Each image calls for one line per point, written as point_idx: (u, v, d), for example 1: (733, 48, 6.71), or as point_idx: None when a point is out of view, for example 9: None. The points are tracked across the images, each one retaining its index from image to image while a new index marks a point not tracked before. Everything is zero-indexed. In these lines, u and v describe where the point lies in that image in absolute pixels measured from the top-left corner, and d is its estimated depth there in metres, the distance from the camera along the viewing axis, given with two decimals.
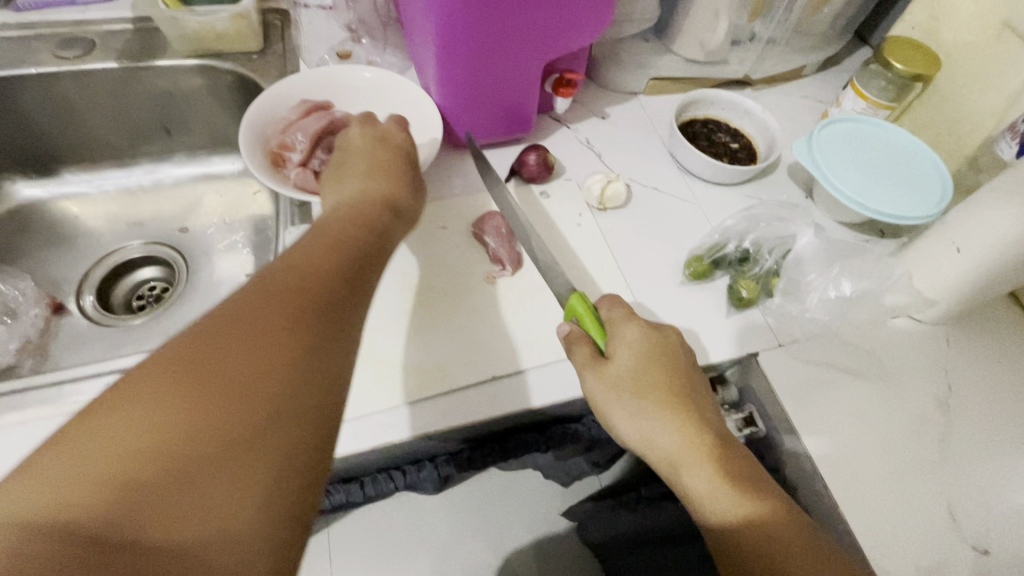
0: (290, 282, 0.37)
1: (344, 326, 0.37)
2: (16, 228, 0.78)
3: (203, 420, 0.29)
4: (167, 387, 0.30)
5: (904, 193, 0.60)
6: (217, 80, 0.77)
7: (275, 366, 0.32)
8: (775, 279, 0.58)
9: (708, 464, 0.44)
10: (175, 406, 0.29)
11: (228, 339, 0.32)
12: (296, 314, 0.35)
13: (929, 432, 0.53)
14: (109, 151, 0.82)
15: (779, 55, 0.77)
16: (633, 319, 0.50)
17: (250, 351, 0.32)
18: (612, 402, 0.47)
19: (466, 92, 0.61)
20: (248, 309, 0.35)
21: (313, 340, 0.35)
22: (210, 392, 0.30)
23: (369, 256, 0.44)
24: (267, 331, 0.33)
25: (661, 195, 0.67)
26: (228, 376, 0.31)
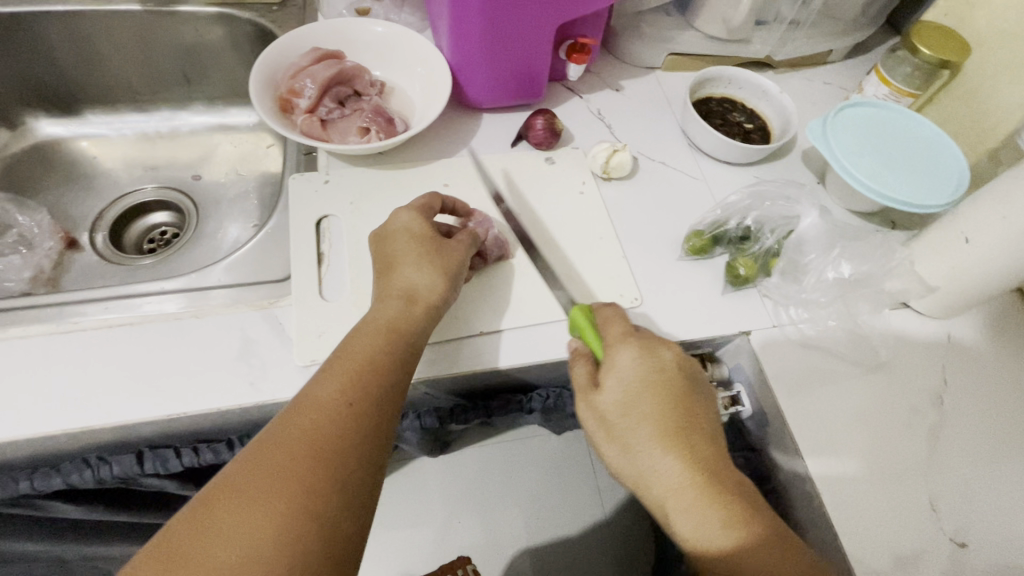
0: (330, 390, 0.41)
1: (377, 412, 0.42)
2: (38, 163, 0.81)
3: (262, 530, 0.35)
4: (261, 477, 0.37)
5: (919, 181, 0.58)
6: (237, 30, 0.78)
7: (324, 452, 0.38)
8: (774, 259, 0.57)
9: (708, 494, 0.42)
10: (232, 525, 0.35)
11: (277, 456, 0.38)
12: (337, 422, 0.40)
13: (918, 424, 0.52)
14: (131, 95, 0.84)
15: (804, 37, 0.75)
16: (665, 347, 0.49)
17: (297, 462, 0.37)
18: (604, 436, 0.47)
19: (478, 50, 0.60)
20: (296, 424, 0.39)
21: (352, 444, 0.39)
22: (265, 507, 0.35)
23: (411, 346, 0.46)
24: (308, 444, 0.38)
25: (670, 170, 0.66)
26: (299, 457, 0.38)
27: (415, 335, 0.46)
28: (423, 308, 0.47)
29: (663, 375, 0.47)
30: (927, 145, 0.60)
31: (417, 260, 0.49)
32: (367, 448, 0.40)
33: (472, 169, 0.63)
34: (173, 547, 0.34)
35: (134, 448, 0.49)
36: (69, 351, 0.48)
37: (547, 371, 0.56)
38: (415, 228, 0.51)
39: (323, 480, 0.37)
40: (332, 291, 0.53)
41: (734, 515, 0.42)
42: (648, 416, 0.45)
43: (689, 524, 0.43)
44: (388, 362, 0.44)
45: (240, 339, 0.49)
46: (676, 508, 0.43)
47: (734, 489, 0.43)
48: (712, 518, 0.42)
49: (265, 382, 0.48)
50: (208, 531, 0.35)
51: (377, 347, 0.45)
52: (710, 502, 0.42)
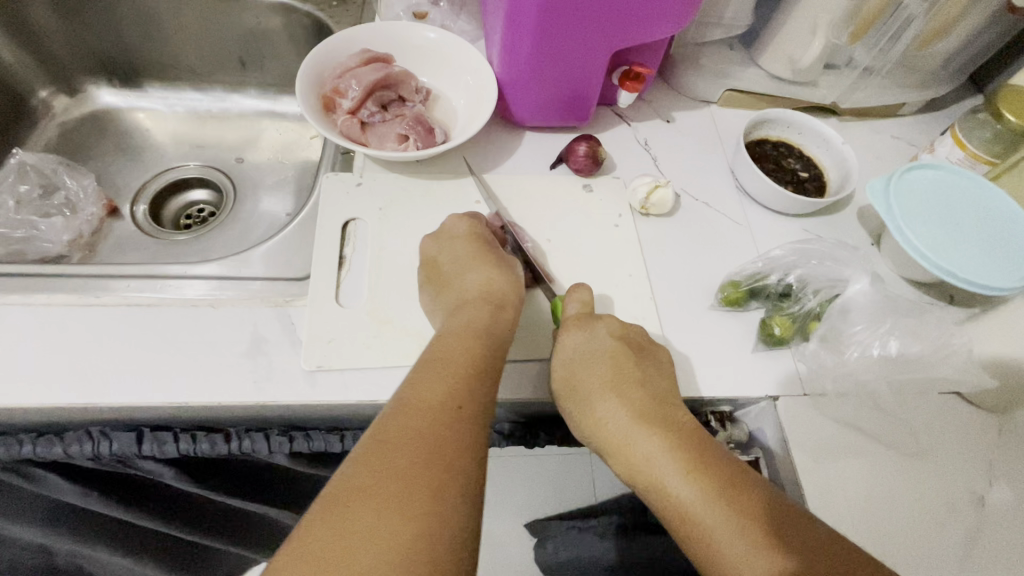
0: (434, 391, 0.39)
1: (484, 417, 0.39)
2: (93, 129, 0.83)
3: (410, 534, 0.31)
4: (387, 483, 0.33)
5: (990, 260, 0.53)
6: (295, 21, 0.79)
7: (445, 455, 0.35)
8: (814, 322, 0.53)
9: (651, 430, 0.43)
10: (373, 526, 0.31)
11: (399, 459, 0.34)
12: (450, 423, 0.37)
13: (955, 525, 0.48)
14: (188, 73, 0.86)
15: (875, 87, 0.71)
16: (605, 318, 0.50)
17: (421, 466, 0.34)
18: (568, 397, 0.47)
19: (528, 69, 0.58)
20: (409, 425, 0.36)
21: (470, 447, 0.37)
22: (406, 509, 0.32)
23: (499, 351, 0.45)
24: (427, 446, 0.35)
25: (713, 213, 0.63)
26: (417, 460, 0.34)
27: (500, 343, 0.45)
28: (509, 315, 0.47)
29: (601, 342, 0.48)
30: (1000, 218, 0.56)
31: (486, 273, 0.49)
32: (481, 451, 0.37)
33: (506, 187, 0.61)
34: (303, 563, 0.30)
35: (135, 428, 0.49)
36: (86, 325, 0.48)
37: (555, 407, 0.53)
38: (467, 231, 0.53)
39: (452, 482, 0.34)
40: (349, 296, 0.52)
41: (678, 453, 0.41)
42: (588, 367, 0.47)
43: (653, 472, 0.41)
44: (485, 368, 0.42)
45: (251, 335, 0.49)
46: (638, 467, 0.42)
47: (688, 434, 0.43)
48: (655, 447, 0.42)
49: (269, 382, 0.47)
50: (352, 534, 0.31)
51: (474, 351, 0.43)
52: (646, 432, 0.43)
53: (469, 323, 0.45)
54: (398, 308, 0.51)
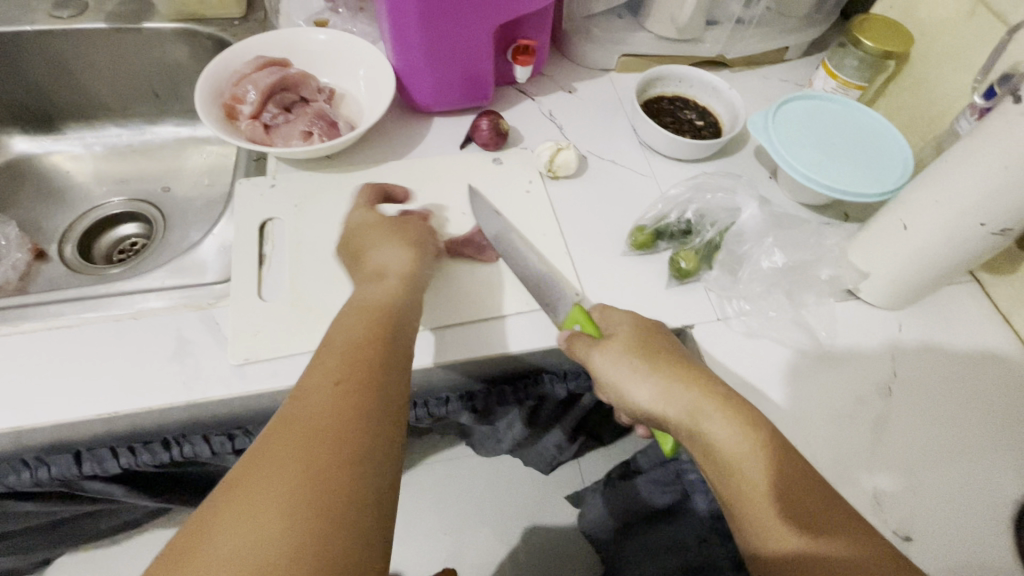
0: (341, 368, 0.39)
1: (379, 390, 0.39)
2: (10, 178, 0.83)
3: (304, 503, 0.32)
4: (271, 471, 0.33)
5: (863, 171, 0.58)
6: (201, 46, 0.80)
7: (336, 434, 0.35)
8: (716, 251, 0.56)
9: (756, 444, 0.41)
10: (274, 497, 0.32)
11: (284, 444, 0.34)
12: (339, 402, 0.37)
13: (865, 414, 0.51)
14: (102, 110, 0.86)
15: (756, 35, 0.75)
16: (627, 313, 0.51)
17: (309, 446, 0.34)
18: (634, 382, 0.46)
19: (420, 55, 0.61)
20: (316, 401, 0.37)
21: (362, 424, 0.36)
22: (302, 480, 0.32)
23: (401, 328, 0.44)
24: (314, 426, 0.35)
25: (620, 169, 0.67)
26: (304, 441, 0.34)
27: (395, 317, 0.45)
28: (400, 291, 0.48)
29: (663, 340, 0.48)
30: (871, 133, 0.60)
31: (403, 254, 0.51)
32: (389, 420, 0.38)
33: (419, 171, 0.63)
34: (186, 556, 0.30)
35: (71, 450, 0.50)
36: (8, 354, 0.48)
37: (490, 367, 0.55)
38: (370, 220, 0.54)
39: (339, 458, 0.34)
40: (272, 291, 0.53)
41: (769, 455, 0.40)
42: (659, 372, 0.46)
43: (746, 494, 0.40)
44: (377, 342, 0.42)
45: (175, 340, 0.50)
46: (728, 465, 0.41)
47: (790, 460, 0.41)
48: (756, 464, 0.40)
49: (198, 380, 0.48)
50: (250, 505, 0.31)
51: (379, 325, 0.43)
52: (744, 439, 0.41)
53: (375, 300, 0.46)
54: (320, 294, 0.53)
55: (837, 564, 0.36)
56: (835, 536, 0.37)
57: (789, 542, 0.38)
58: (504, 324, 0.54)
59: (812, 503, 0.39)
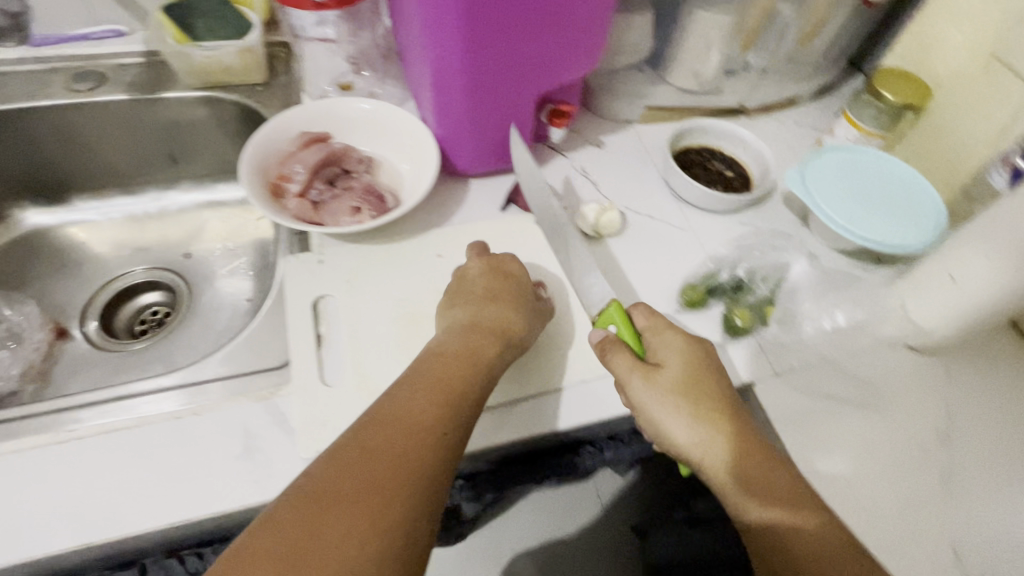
0: (416, 416, 0.41)
1: (437, 462, 0.39)
2: (24, 253, 0.80)
3: (344, 557, 0.33)
4: (321, 517, 0.34)
5: (899, 222, 0.60)
6: (223, 111, 0.79)
7: (383, 498, 0.36)
8: (770, 307, 0.58)
9: (762, 464, 0.47)
10: (319, 546, 0.33)
11: (343, 489, 0.36)
12: (402, 466, 0.37)
13: (928, 463, 0.52)
14: (117, 178, 0.84)
15: (773, 84, 0.78)
16: (676, 330, 0.53)
17: (361, 505, 0.35)
18: (664, 407, 0.49)
19: (460, 123, 0.62)
20: (380, 442, 0.39)
21: (407, 493, 0.36)
22: (347, 529, 0.34)
23: (475, 398, 0.44)
24: (373, 483, 0.36)
25: (658, 223, 0.68)
26: (356, 493, 0.36)
27: (465, 378, 0.45)
28: (496, 344, 0.48)
29: (699, 365, 0.51)
30: (900, 184, 0.63)
31: (500, 308, 0.51)
32: (444, 482, 0.39)
33: (463, 238, 0.63)
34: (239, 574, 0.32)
35: (136, 563, 0.48)
36: (66, 463, 0.46)
37: (557, 439, 0.55)
38: (494, 270, 0.55)
39: (382, 525, 0.34)
40: (333, 375, 0.52)
41: (766, 467, 0.47)
42: (694, 403, 0.49)
43: (740, 501, 0.46)
44: (445, 409, 0.42)
45: (241, 434, 0.48)
46: (725, 477, 0.47)
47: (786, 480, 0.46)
48: (756, 484, 0.46)
49: (269, 478, 0.46)
50: (294, 546, 0.33)
51: (453, 370, 0.45)
52: (758, 462, 0.47)
53: (455, 348, 0.47)
54: (383, 375, 0.52)
55: (804, 551, 0.43)
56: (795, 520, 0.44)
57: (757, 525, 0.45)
58: (568, 393, 0.54)
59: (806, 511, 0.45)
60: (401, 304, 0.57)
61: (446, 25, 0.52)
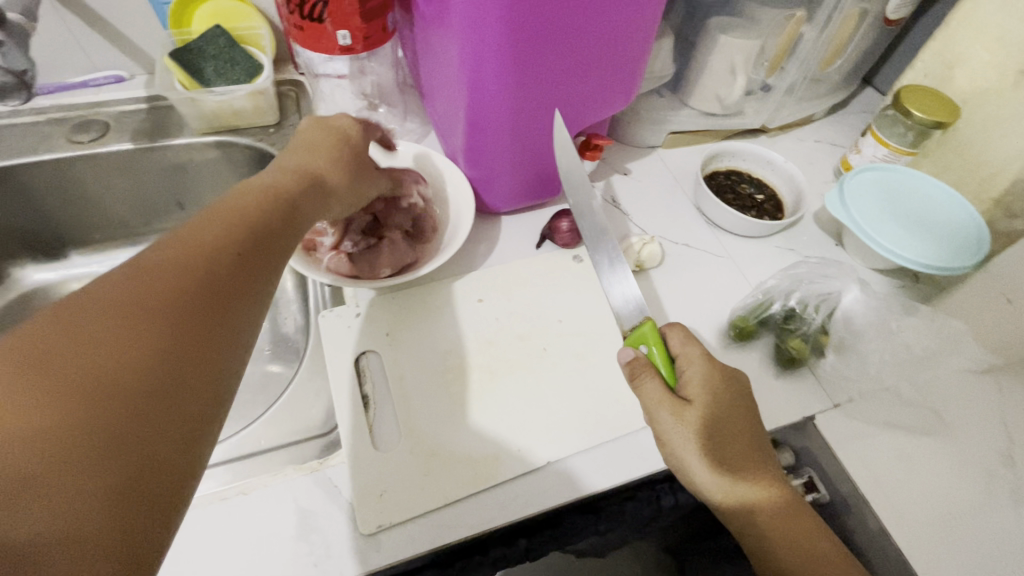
0: (216, 230, 0.35)
1: (215, 304, 0.32)
2: (26, 315, 0.76)
3: (97, 404, 0.25)
4: (21, 373, 0.24)
5: (944, 241, 0.59)
6: (233, 154, 0.75)
7: (92, 389, 0.25)
8: (825, 336, 0.56)
9: (765, 487, 0.46)
10: (79, 361, 0.26)
11: (45, 347, 0.26)
12: (157, 313, 0.29)
13: (1002, 490, 0.51)
14: (123, 229, 0.80)
15: (794, 103, 0.78)
16: (709, 360, 0.48)
17: (37, 384, 0.24)
18: (688, 447, 0.45)
19: (496, 163, 0.60)
20: (165, 258, 0.31)
21: (133, 382, 0.26)
22: (105, 386, 0.25)
23: (277, 242, 0.38)
24: (72, 360, 0.26)
25: (695, 252, 0.66)
26: (77, 361, 0.26)
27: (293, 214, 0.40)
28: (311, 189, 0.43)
29: (727, 395, 0.47)
30: (939, 203, 0.62)
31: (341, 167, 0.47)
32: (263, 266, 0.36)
33: (503, 279, 0.61)
34: None
35: None
36: None
37: (622, 486, 0.53)
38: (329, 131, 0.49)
39: (92, 408, 0.25)
40: (384, 438, 0.50)
41: (762, 481, 0.46)
42: (722, 446, 0.46)
43: (757, 529, 0.45)
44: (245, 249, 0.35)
45: (295, 513, 0.45)
46: (719, 491, 0.45)
47: (779, 491, 0.46)
48: (754, 500, 0.45)
49: (330, 560, 0.43)
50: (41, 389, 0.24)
51: (265, 208, 0.39)
52: (757, 486, 0.46)
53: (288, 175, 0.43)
54: (439, 436, 0.50)
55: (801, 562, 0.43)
56: (787, 519, 0.45)
57: (749, 530, 0.45)
58: (631, 440, 0.52)
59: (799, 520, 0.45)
60: (448, 354, 0.55)
61: (487, 71, 0.50)
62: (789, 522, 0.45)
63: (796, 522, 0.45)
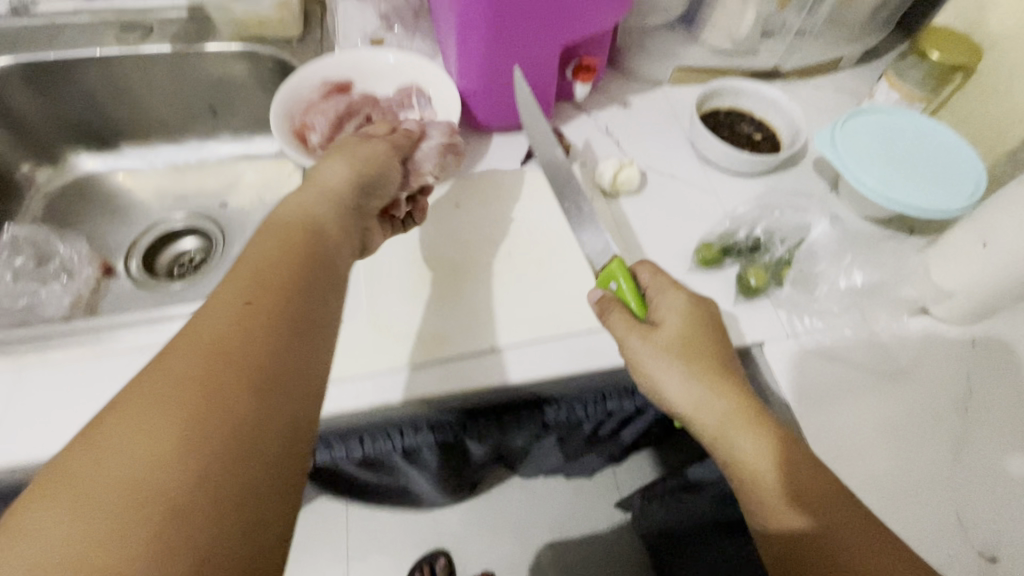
0: (273, 247, 0.38)
1: (301, 320, 0.35)
2: (76, 197, 0.86)
3: (206, 469, 0.27)
4: (158, 405, 0.28)
5: (933, 186, 0.57)
6: (258, 65, 0.81)
7: (215, 410, 0.29)
8: (786, 268, 0.57)
9: (761, 432, 0.44)
10: (201, 390, 0.29)
11: (170, 381, 0.29)
12: (250, 325, 0.32)
13: (943, 434, 0.51)
14: (162, 128, 0.88)
15: (813, 46, 0.75)
16: (680, 289, 0.51)
17: (175, 417, 0.28)
18: (659, 365, 0.48)
19: (484, 76, 0.62)
20: (233, 286, 0.34)
21: (258, 405, 0.30)
22: (202, 445, 0.28)
23: (326, 241, 0.41)
24: (196, 387, 0.29)
25: (678, 184, 0.67)
26: (202, 388, 0.29)
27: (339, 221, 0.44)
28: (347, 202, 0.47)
29: (705, 321, 0.50)
30: (943, 151, 0.59)
31: (348, 167, 0.49)
32: (324, 268, 0.39)
33: (483, 190, 0.64)
34: (66, 467, 0.26)
35: None
36: (106, 371, 0.52)
37: (560, 385, 0.56)
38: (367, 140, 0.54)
39: (225, 432, 0.28)
40: (352, 310, 0.56)
41: (764, 426, 0.44)
42: (699, 364, 0.47)
43: (726, 438, 0.45)
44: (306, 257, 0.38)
45: None
46: (715, 427, 0.45)
47: (786, 434, 0.44)
48: (757, 442, 0.44)
49: None
50: (157, 458, 0.27)
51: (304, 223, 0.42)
52: (755, 425, 0.44)
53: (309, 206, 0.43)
54: (398, 316, 0.55)
55: (818, 513, 0.41)
56: (799, 470, 0.42)
57: (750, 478, 0.43)
58: (575, 342, 0.55)
59: (821, 473, 0.42)
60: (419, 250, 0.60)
61: None
62: (799, 466, 0.43)
63: (814, 472, 0.43)
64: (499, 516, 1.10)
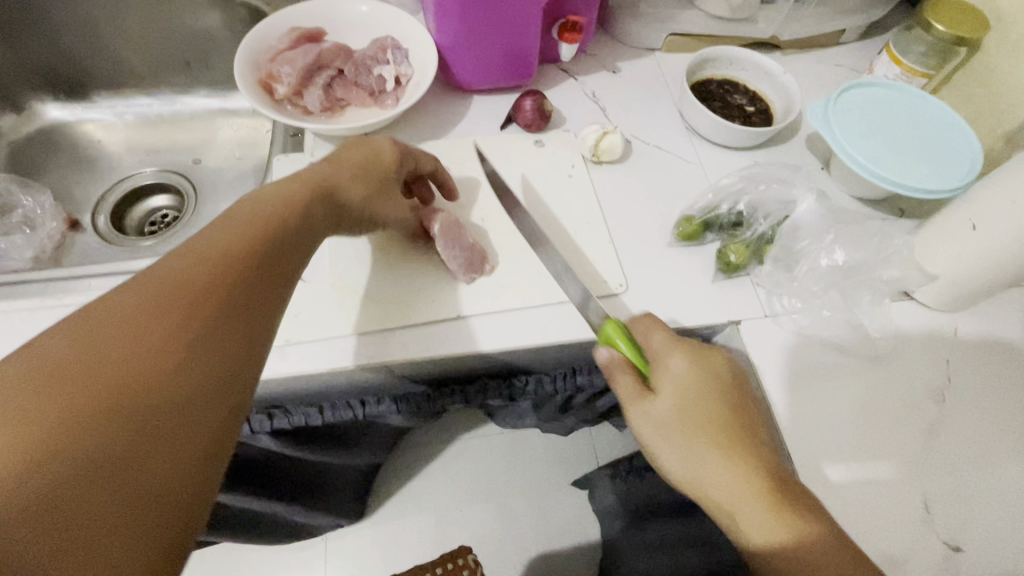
0: (229, 241, 0.37)
1: (239, 324, 0.35)
2: (43, 147, 0.82)
3: (111, 462, 0.27)
4: (77, 384, 0.28)
5: (927, 166, 0.54)
6: (232, 13, 0.77)
7: (134, 398, 0.29)
8: (767, 245, 0.55)
9: (775, 506, 0.40)
10: (127, 380, 0.29)
11: (101, 359, 0.29)
12: (182, 329, 0.32)
13: (918, 420, 0.50)
14: (133, 79, 0.84)
15: (813, 16, 0.71)
16: (680, 347, 0.46)
17: (96, 401, 0.28)
18: (659, 438, 0.44)
19: (462, 30, 0.59)
20: (180, 274, 0.34)
21: (179, 402, 0.30)
22: (116, 436, 0.28)
23: (291, 248, 0.41)
24: (123, 376, 0.29)
25: (664, 155, 0.64)
26: (126, 376, 0.29)
27: (317, 225, 0.43)
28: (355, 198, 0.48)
29: (707, 384, 0.45)
30: (939, 130, 0.57)
31: (361, 190, 0.48)
32: (277, 276, 0.39)
33: (459, 152, 0.61)
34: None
35: None
36: (56, 323, 0.51)
37: (527, 357, 0.54)
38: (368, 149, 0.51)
39: (141, 423, 0.29)
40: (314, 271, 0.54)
41: (776, 504, 0.40)
42: (702, 435, 0.43)
43: (734, 516, 0.41)
44: (261, 255, 0.38)
45: None
46: (724, 504, 0.41)
47: (806, 512, 0.39)
48: (765, 521, 0.39)
49: None
50: (59, 441, 0.26)
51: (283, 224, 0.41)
52: (764, 504, 0.40)
53: (292, 198, 0.43)
54: (362, 279, 0.53)
55: None
56: (819, 551, 0.38)
57: (763, 559, 0.40)
58: (545, 313, 0.53)
59: (842, 557, 0.38)
60: None
61: None
62: (820, 551, 0.38)
63: (835, 559, 0.38)
64: (480, 490, 1.09)
